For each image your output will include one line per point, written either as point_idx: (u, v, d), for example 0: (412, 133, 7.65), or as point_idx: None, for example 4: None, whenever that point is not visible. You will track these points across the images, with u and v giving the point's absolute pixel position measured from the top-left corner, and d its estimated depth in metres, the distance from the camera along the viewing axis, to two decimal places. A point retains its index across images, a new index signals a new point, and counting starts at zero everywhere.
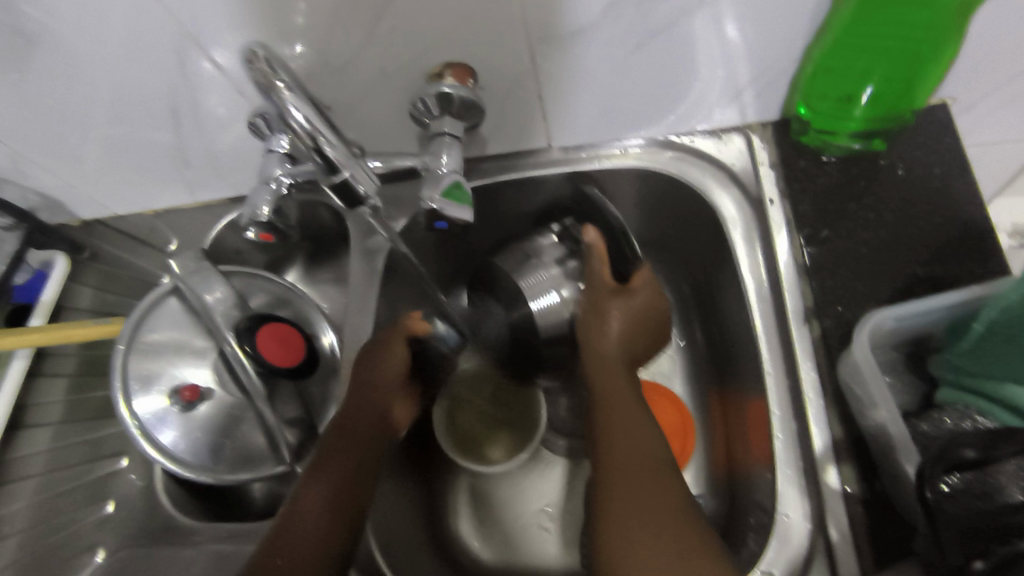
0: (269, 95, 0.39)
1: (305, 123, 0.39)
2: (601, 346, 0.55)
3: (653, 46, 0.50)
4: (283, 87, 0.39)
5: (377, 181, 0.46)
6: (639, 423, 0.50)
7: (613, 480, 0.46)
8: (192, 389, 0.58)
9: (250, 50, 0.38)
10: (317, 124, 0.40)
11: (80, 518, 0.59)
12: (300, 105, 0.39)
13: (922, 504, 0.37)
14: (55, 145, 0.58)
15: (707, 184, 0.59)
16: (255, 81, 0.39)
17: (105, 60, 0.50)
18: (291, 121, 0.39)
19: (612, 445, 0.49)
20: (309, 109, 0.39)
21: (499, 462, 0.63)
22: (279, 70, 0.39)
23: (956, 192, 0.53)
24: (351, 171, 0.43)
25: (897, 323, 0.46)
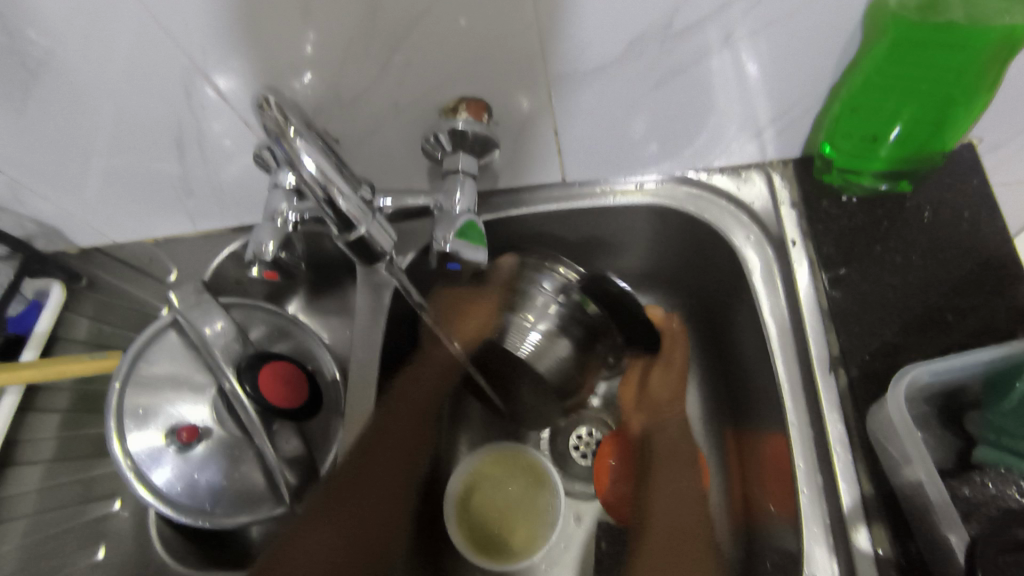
0: (280, 141, 0.38)
1: (316, 173, 0.38)
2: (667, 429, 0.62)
3: (675, 84, 0.49)
4: (296, 135, 0.37)
5: (391, 233, 0.47)
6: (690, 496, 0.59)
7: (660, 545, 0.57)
8: (190, 431, 0.56)
9: (262, 97, 0.37)
10: (329, 176, 0.39)
11: (70, 562, 0.56)
12: (311, 153, 0.38)
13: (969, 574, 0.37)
14: (55, 173, 0.56)
15: (724, 222, 0.57)
16: (267, 127, 0.38)
17: (109, 88, 0.49)
18: (302, 171, 0.38)
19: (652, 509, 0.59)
20: (321, 156, 0.38)
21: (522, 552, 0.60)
22: (292, 117, 0.38)
23: (986, 236, 0.52)
24: (367, 227, 0.44)
25: (933, 377, 0.45)
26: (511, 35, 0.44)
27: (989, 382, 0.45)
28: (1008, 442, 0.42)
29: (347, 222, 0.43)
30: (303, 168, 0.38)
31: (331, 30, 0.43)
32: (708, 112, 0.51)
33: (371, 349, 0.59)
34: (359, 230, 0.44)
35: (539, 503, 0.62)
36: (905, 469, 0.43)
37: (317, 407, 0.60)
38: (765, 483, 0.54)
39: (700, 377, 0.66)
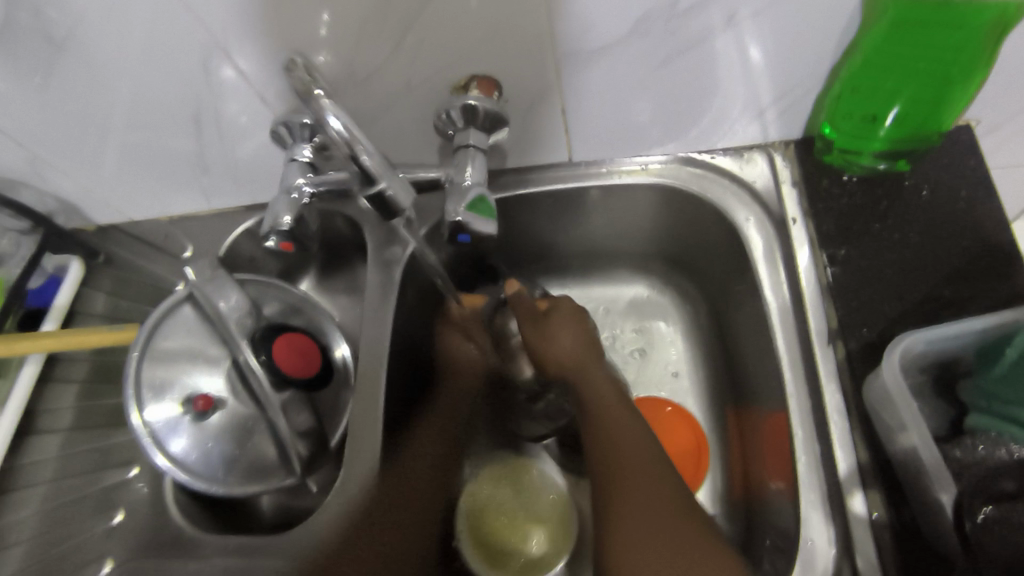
0: (307, 102, 0.40)
1: (341, 131, 0.40)
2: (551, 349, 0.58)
3: (679, 63, 0.50)
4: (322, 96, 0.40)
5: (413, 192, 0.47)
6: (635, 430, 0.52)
7: (614, 486, 0.50)
8: (206, 399, 0.58)
9: (290, 59, 0.41)
10: (354, 133, 0.41)
11: (87, 527, 0.58)
12: (338, 114, 0.40)
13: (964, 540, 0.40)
14: (76, 149, 0.58)
15: (726, 201, 0.58)
16: (295, 89, 0.41)
17: (131, 65, 0.50)
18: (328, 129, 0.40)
19: (610, 451, 0.51)
20: (346, 115, 0.40)
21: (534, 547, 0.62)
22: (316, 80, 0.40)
23: (981, 214, 0.53)
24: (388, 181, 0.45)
25: (928, 346, 0.46)
26: (521, 14, 0.46)
27: (982, 353, 0.46)
28: (1004, 409, 0.43)
29: (370, 178, 0.44)
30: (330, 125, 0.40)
31: (347, 8, 0.45)
32: (712, 90, 0.53)
33: (383, 324, 0.59)
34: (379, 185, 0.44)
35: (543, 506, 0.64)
36: (900, 436, 0.45)
37: (328, 379, 0.62)
38: (765, 453, 0.55)
39: (701, 356, 0.68)
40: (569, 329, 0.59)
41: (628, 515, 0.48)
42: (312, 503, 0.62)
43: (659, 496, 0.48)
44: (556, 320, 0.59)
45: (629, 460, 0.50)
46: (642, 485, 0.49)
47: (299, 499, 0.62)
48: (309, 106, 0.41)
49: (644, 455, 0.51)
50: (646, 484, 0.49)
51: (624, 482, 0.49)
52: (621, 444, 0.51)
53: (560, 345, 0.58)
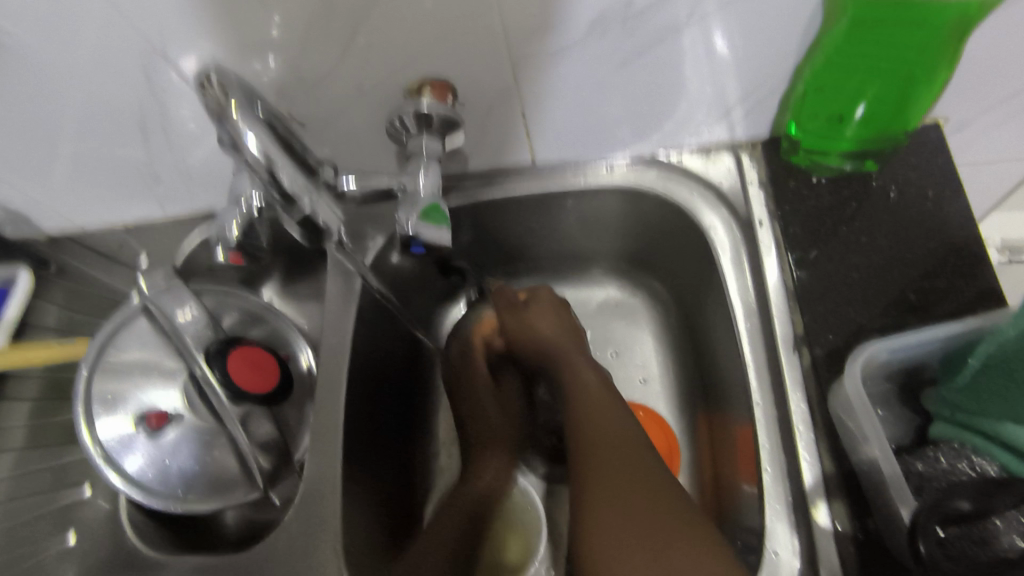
0: (222, 122, 0.37)
1: (258, 153, 0.38)
2: (534, 329, 0.61)
3: (640, 63, 0.48)
4: (238, 115, 0.37)
5: (338, 212, 0.48)
6: (615, 411, 0.51)
7: (595, 458, 0.47)
8: (159, 415, 0.56)
9: (203, 73, 0.37)
10: (272, 153, 0.39)
11: (42, 547, 0.57)
12: (254, 133, 0.37)
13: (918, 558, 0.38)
14: (19, 158, 0.56)
15: (693, 201, 0.57)
16: (208, 107, 0.37)
17: (70, 73, 0.48)
18: (244, 149, 0.38)
19: (594, 427, 0.50)
20: (264, 136, 0.38)
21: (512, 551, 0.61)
22: (235, 95, 0.37)
23: (950, 214, 0.52)
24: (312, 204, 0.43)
25: (892, 353, 0.45)
26: (471, 14, 0.44)
27: (944, 359, 0.45)
28: (966, 419, 0.43)
29: (291, 200, 0.42)
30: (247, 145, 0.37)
31: (289, 12, 0.43)
32: (676, 90, 0.51)
33: (342, 334, 0.58)
34: (302, 208, 0.43)
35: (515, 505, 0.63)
36: (865, 445, 0.44)
37: (289, 390, 0.60)
38: (735, 457, 0.55)
39: (673, 358, 0.67)
40: (548, 319, 0.61)
41: (600, 487, 0.45)
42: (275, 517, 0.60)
43: (635, 473, 0.45)
44: (535, 308, 0.62)
45: (604, 438, 0.48)
46: (616, 459, 0.47)
47: (263, 513, 0.61)
48: (224, 126, 0.38)
49: (617, 430, 0.49)
50: (615, 458, 0.47)
51: (598, 457, 0.47)
52: (603, 421, 0.50)
53: (537, 330, 0.61)
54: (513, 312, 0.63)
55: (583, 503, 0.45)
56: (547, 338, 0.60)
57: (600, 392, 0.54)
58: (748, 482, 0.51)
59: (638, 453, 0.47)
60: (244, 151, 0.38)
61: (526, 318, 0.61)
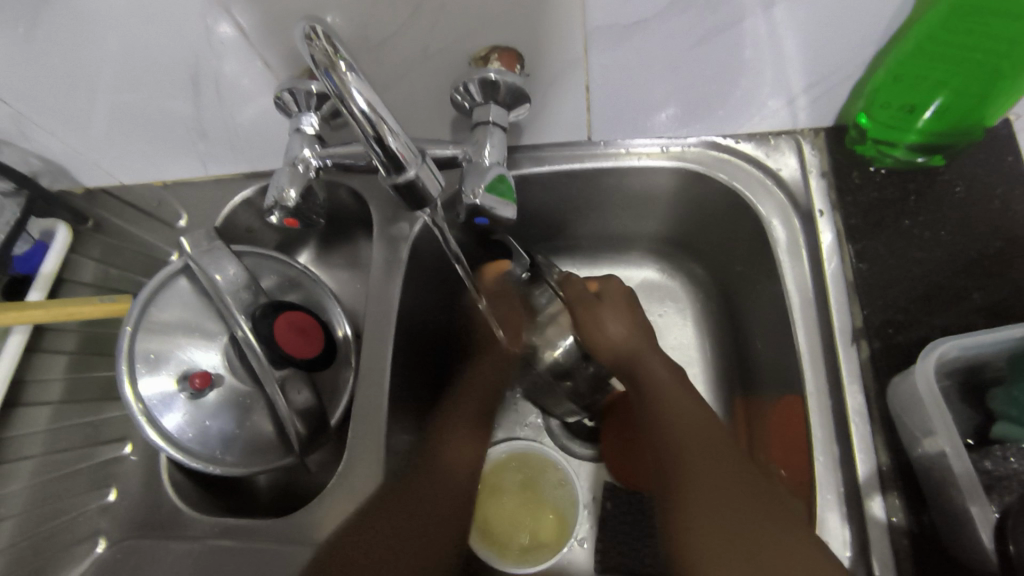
0: (327, 77, 0.33)
1: (366, 109, 0.35)
2: (609, 331, 0.56)
3: (714, 43, 0.47)
4: (346, 68, 0.33)
5: (441, 180, 0.43)
6: (689, 402, 0.52)
7: (688, 459, 0.48)
8: (203, 376, 0.55)
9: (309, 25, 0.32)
10: (380, 112, 0.35)
11: (80, 504, 0.56)
12: (363, 88, 0.34)
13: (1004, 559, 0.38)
14: (60, 107, 0.54)
15: (749, 188, 0.56)
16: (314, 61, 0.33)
17: (124, 22, 0.47)
18: (351, 106, 0.34)
19: (676, 423, 0.50)
20: (370, 91, 0.34)
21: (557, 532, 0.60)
22: (341, 48, 0.33)
23: (1017, 213, 0.51)
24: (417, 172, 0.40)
25: (961, 352, 0.44)
26: None
27: (1014, 361, 0.44)
28: None
29: (398, 166, 0.39)
30: (355, 103, 0.34)
31: None
32: (748, 74, 0.50)
33: (387, 305, 0.57)
34: (408, 175, 0.40)
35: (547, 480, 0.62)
36: (925, 441, 0.43)
37: (332, 359, 0.59)
38: (772, 447, 0.55)
39: (713, 346, 0.66)
40: (616, 313, 0.57)
41: (689, 482, 0.47)
42: (310, 483, 0.60)
43: (718, 464, 0.47)
44: (608, 304, 0.58)
45: (690, 441, 0.49)
46: (704, 458, 0.47)
47: (296, 477, 0.61)
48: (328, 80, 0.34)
49: (694, 426, 0.50)
50: (700, 460, 0.47)
51: (690, 466, 0.47)
52: (681, 413, 0.51)
53: (610, 331, 0.56)
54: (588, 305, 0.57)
55: (676, 502, 0.47)
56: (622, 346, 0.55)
57: (676, 389, 0.53)
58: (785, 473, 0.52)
59: (714, 441, 0.48)
60: (350, 108, 0.34)
61: (596, 315, 0.56)
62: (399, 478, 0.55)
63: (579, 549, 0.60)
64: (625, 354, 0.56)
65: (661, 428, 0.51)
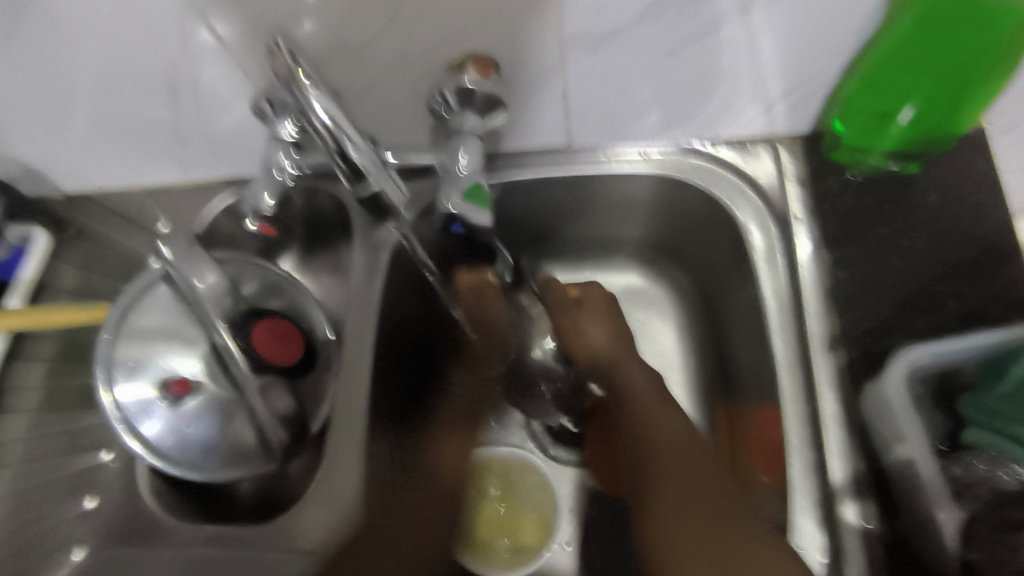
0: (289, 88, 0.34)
1: (327, 122, 0.35)
2: (590, 336, 0.59)
3: (689, 49, 0.47)
4: (307, 80, 0.34)
5: (407, 192, 0.43)
6: (665, 408, 0.53)
7: (664, 463, 0.48)
8: (182, 384, 0.56)
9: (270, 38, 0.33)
10: (340, 123, 0.36)
11: (58, 512, 0.56)
12: (323, 100, 0.34)
13: None
14: (37, 112, 0.54)
15: (729, 194, 0.56)
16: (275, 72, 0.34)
17: (98, 29, 0.47)
18: (312, 118, 0.35)
19: (653, 426, 0.51)
20: (333, 104, 0.35)
21: (538, 542, 0.60)
22: (303, 60, 0.34)
23: (990, 221, 0.51)
24: (379, 182, 0.41)
25: (930, 358, 0.45)
26: None
27: (984, 367, 0.45)
28: (1002, 426, 0.42)
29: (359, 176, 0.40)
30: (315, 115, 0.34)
31: None
32: (723, 80, 0.50)
33: (368, 313, 0.57)
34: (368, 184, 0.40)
35: (531, 485, 0.62)
36: (897, 446, 0.44)
37: (313, 364, 0.60)
38: (751, 454, 0.55)
39: (694, 351, 0.66)
40: (595, 318, 0.60)
41: (670, 491, 0.47)
42: (291, 490, 0.60)
43: (697, 478, 0.47)
44: (585, 308, 0.61)
45: (666, 447, 0.49)
46: (682, 466, 0.47)
47: (276, 486, 0.60)
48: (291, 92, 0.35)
49: (672, 434, 0.50)
50: (675, 468, 0.48)
51: (667, 475, 0.47)
52: (660, 418, 0.51)
53: (590, 337, 0.59)
54: (575, 313, 0.60)
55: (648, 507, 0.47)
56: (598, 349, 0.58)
57: (648, 393, 0.54)
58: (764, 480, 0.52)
59: (696, 451, 0.49)
60: (311, 119, 0.35)
61: (577, 320, 0.60)
62: (377, 485, 0.55)
63: (563, 554, 0.60)
64: (607, 360, 0.58)
65: (632, 424, 0.52)
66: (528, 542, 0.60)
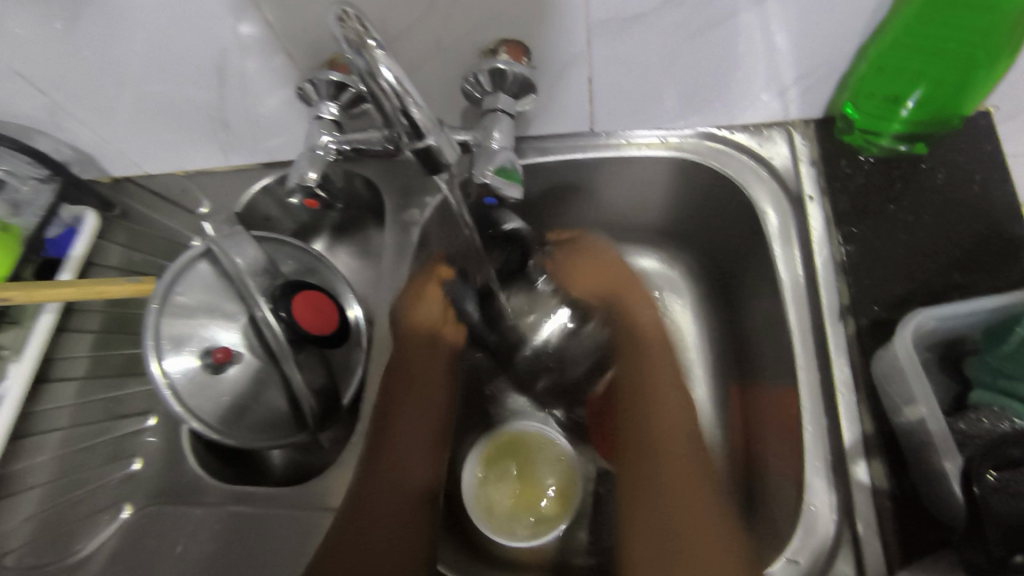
0: (358, 54, 0.35)
1: (394, 84, 0.36)
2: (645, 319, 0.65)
3: (709, 36, 0.50)
4: (376, 47, 0.35)
5: (458, 148, 0.45)
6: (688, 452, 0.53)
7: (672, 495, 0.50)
8: (225, 350, 0.59)
9: (341, 7, 0.35)
10: (405, 86, 0.37)
11: (103, 475, 0.59)
12: (391, 64, 0.36)
13: (968, 499, 0.38)
14: (91, 97, 0.58)
15: (745, 176, 0.59)
16: (344, 40, 0.35)
17: (155, 17, 0.50)
18: (379, 82, 0.36)
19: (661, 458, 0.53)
20: (398, 68, 0.37)
21: (557, 513, 0.60)
22: (371, 29, 0.35)
23: (995, 198, 0.54)
24: (437, 139, 0.42)
25: (939, 323, 0.47)
26: None
27: (989, 332, 0.47)
28: (1006, 385, 0.44)
29: (418, 133, 0.40)
30: (384, 79, 0.36)
31: None
32: (739, 67, 0.53)
33: None
34: (427, 142, 0.41)
35: (548, 455, 0.63)
36: (906, 409, 0.46)
37: (346, 337, 0.62)
38: (765, 423, 0.57)
39: (710, 330, 0.69)
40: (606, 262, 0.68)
41: (634, 505, 0.52)
42: (324, 460, 0.63)
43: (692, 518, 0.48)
44: (583, 252, 0.68)
45: (684, 485, 0.51)
46: (682, 497, 0.50)
47: (311, 456, 0.63)
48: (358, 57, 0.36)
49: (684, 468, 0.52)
50: (685, 501, 0.49)
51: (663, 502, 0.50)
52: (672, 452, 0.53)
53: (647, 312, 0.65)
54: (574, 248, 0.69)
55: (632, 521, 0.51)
56: (608, 286, 0.67)
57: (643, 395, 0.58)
58: (779, 445, 0.54)
59: (696, 487, 0.51)
60: (378, 83, 0.36)
61: (582, 265, 0.68)
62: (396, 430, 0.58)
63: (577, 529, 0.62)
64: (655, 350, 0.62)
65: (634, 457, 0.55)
66: (550, 513, 0.60)
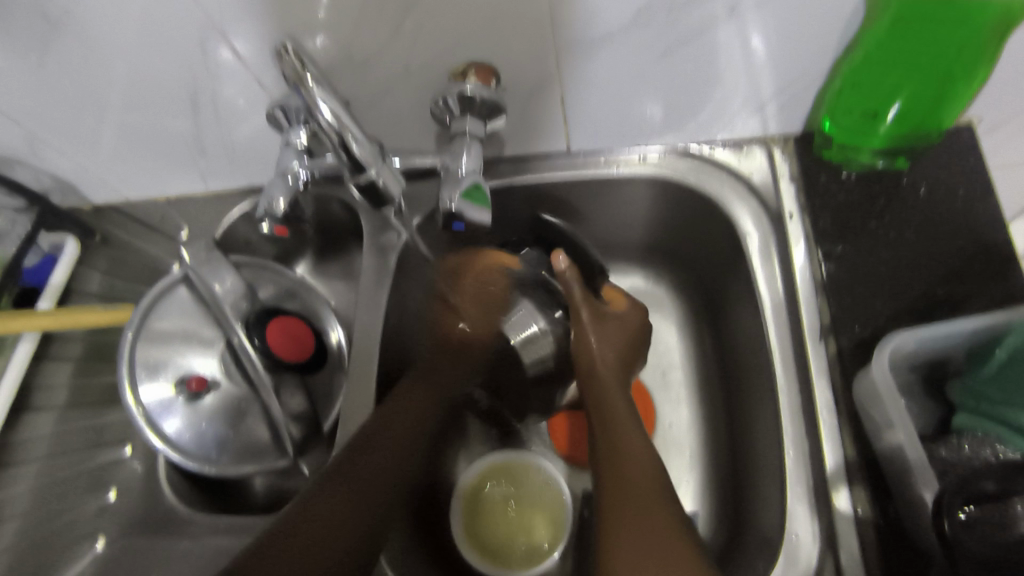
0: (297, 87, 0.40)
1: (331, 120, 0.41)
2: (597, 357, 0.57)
3: (681, 53, 0.50)
4: (313, 83, 0.39)
5: (402, 181, 0.50)
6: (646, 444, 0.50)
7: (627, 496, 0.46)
8: (199, 379, 0.57)
9: (281, 43, 0.38)
10: (345, 123, 0.42)
11: (82, 504, 0.59)
12: (328, 100, 0.40)
13: (940, 537, 0.39)
14: (69, 127, 0.58)
15: (724, 194, 0.58)
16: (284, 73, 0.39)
17: (126, 48, 0.50)
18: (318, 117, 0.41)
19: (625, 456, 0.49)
20: (337, 104, 0.41)
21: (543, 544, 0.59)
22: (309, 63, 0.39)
23: (980, 213, 0.52)
24: (377, 172, 0.47)
25: (918, 344, 0.47)
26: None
27: (973, 354, 0.47)
28: (991, 410, 0.43)
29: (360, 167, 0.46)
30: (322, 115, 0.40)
31: None
32: (714, 83, 0.52)
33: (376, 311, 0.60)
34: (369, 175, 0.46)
35: (540, 485, 0.62)
36: (887, 434, 0.45)
37: (323, 362, 0.63)
38: (749, 445, 0.56)
39: (697, 348, 0.68)
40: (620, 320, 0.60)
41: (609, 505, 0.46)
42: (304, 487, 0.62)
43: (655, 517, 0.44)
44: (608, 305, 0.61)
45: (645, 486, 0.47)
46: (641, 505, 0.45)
47: (292, 482, 0.62)
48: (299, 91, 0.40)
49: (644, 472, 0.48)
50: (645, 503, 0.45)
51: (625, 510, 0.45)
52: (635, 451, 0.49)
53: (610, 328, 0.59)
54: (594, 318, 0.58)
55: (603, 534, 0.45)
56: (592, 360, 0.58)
57: (622, 413, 0.53)
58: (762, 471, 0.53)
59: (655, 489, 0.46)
60: (318, 118, 0.41)
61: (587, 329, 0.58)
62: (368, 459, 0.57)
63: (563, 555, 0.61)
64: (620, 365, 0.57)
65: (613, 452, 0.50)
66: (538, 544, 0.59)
